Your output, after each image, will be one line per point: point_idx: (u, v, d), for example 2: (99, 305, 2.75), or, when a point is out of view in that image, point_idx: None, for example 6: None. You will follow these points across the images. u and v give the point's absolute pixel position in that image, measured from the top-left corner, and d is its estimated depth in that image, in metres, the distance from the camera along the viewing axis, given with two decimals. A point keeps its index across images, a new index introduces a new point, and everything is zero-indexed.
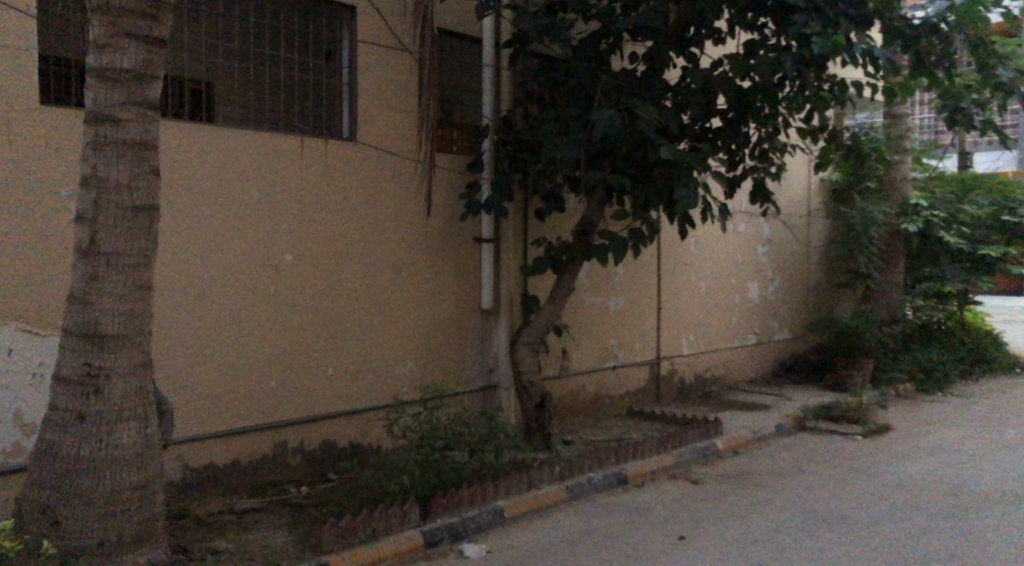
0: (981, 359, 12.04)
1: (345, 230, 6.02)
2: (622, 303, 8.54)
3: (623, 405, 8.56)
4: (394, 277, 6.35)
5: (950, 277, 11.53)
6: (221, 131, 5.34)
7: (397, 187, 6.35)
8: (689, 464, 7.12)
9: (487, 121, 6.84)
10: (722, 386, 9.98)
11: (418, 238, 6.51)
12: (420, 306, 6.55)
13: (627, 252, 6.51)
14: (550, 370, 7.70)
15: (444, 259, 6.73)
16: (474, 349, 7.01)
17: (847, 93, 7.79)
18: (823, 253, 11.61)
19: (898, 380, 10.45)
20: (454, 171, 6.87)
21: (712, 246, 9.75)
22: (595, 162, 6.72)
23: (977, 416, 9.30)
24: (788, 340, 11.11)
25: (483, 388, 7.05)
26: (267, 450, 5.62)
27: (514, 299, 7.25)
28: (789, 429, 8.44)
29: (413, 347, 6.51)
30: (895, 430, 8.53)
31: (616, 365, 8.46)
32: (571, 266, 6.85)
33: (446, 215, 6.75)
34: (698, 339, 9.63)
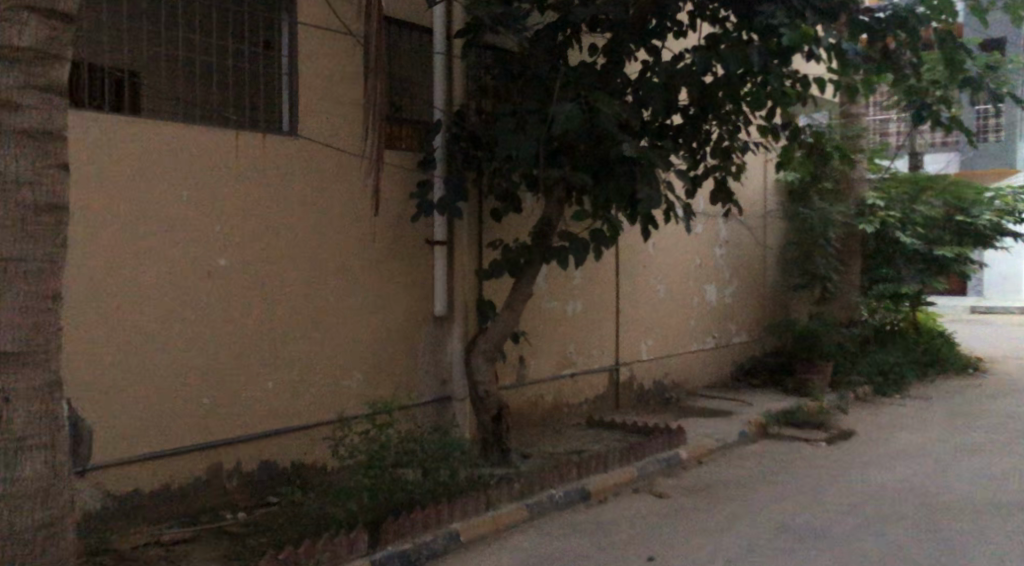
0: (935, 360, 12.01)
1: (286, 233, 5.57)
2: (581, 308, 8.21)
3: (582, 414, 8.22)
4: (340, 282, 5.92)
5: (906, 278, 11.46)
6: (145, 124, 4.85)
7: (342, 185, 5.91)
8: (653, 476, 6.80)
9: (439, 115, 6.45)
10: (681, 392, 9.71)
11: (364, 240, 6.08)
12: (368, 314, 6.12)
13: (587, 254, 6.17)
14: (507, 379, 7.32)
15: (394, 263, 6.32)
16: (426, 359, 6.59)
17: (810, 90, 7.58)
18: (780, 254, 11.43)
19: (857, 383, 10.30)
20: (404, 169, 6.45)
21: (670, 248, 9.49)
22: (553, 159, 6.37)
23: (938, 419, 9.18)
24: (746, 343, 10.90)
25: (436, 400, 6.65)
26: (201, 473, 5.14)
27: (469, 304, 6.89)
28: (752, 437, 8.19)
29: (361, 359, 6.08)
30: (857, 437, 8.33)
31: (574, 372, 8.12)
32: (528, 269, 6.48)
33: (395, 216, 6.32)
34: (657, 344, 9.35)
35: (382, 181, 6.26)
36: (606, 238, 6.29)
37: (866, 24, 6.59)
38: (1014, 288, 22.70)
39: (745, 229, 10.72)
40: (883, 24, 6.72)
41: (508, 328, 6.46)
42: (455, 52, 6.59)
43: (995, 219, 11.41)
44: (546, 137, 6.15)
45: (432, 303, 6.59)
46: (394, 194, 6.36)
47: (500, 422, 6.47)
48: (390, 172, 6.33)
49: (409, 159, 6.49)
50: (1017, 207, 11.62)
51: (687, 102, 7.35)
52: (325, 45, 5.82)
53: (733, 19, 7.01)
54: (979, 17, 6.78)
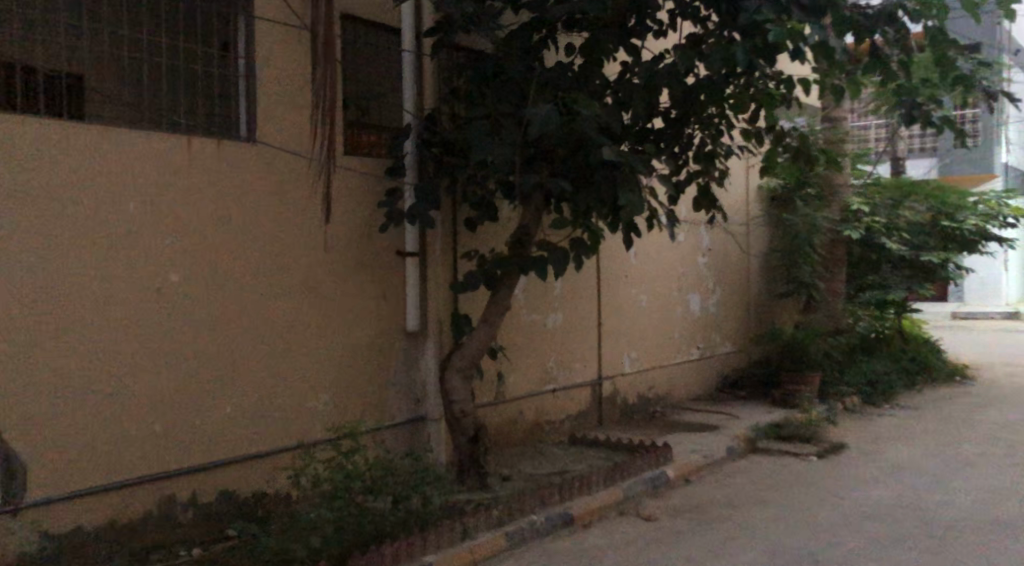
0: (923, 368, 11.77)
1: (244, 245, 5.21)
2: (561, 321, 7.87)
3: (564, 431, 7.87)
4: (303, 298, 5.56)
5: (892, 285, 11.22)
6: (87, 131, 4.49)
7: (304, 195, 5.57)
8: (639, 498, 6.46)
9: (408, 120, 6.12)
10: (666, 405, 9.39)
11: (329, 254, 5.73)
12: (335, 331, 5.77)
13: (567, 264, 5.84)
14: (485, 396, 6.97)
15: (362, 276, 5.97)
16: (398, 377, 6.23)
17: (795, 91, 7.32)
18: (764, 262, 11.17)
19: (845, 393, 10.03)
20: (372, 177, 6.10)
21: (652, 257, 9.19)
22: (529, 165, 6.05)
23: (930, 430, 8.92)
24: (731, 354, 10.60)
25: (410, 420, 6.28)
26: (152, 507, 4.76)
27: (443, 319, 6.54)
28: (740, 452, 7.87)
29: (327, 379, 5.72)
30: (848, 450, 8.04)
31: (556, 388, 7.78)
32: (505, 282, 6.14)
33: (363, 228, 5.98)
34: (640, 356, 9.02)
35: (348, 188, 5.92)
36: (586, 247, 5.97)
37: (855, 19, 6.32)
38: (993, 293, 22.64)
39: (727, 236, 10.45)
40: (871, 20, 6.46)
41: (485, 342, 6.13)
42: (425, 53, 6.27)
43: (980, 224, 11.22)
44: (522, 140, 5.83)
45: (404, 318, 6.24)
46: (363, 203, 6.01)
47: (477, 443, 6.12)
48: (357, 180, 5.99)
49: (377, 166, 6.15)
50: (1002, 211, 11.43)
51: (668, 105, 7.06)
52: (284, 45, 5.49)
53: (714, 18, 6.73)
54: (970, 11, 6.53)
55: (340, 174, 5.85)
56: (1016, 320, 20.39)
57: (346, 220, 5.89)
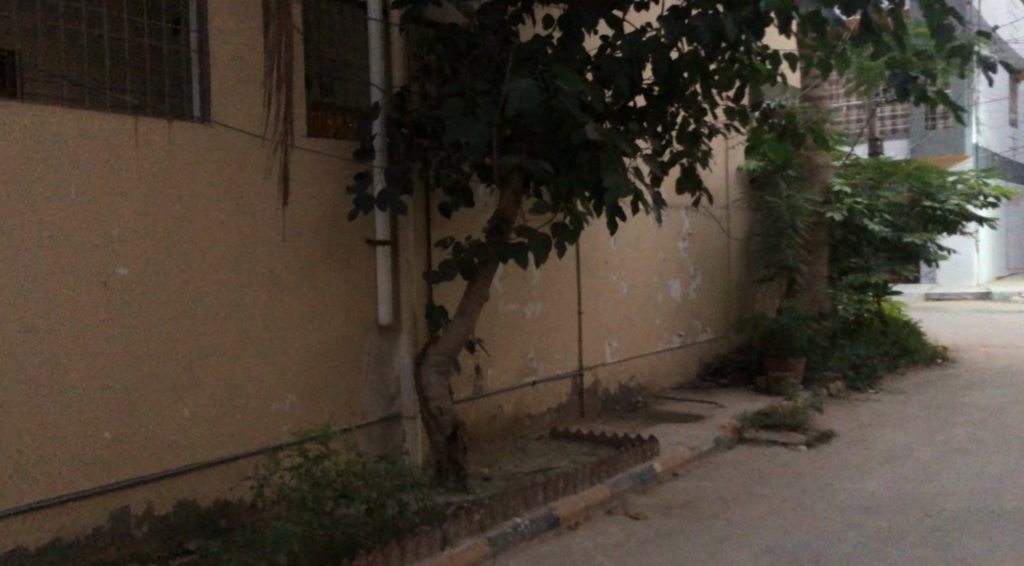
0: (904, 351, 11.60)
1: (200, 235, 4.81)
2: (540, 310, 7.54)
3: (545, 425, 7.55)
4: (268, 291, 5.18)
5: (875, 268, 11.03)
6: (21, 110, 4.06)
7: (265, 181, 5.18)
8: (627, 494, 6.15)
9: (377, 99, 5.74)
10: (648, 395, 9.11)
11: (294, 244, 5.35)
12: (302, 325, 5.40)
13: (549, 251, 5.50)
14: (463, 391, 6.63)
15: (330, 267, 5.60)
16: (371, 373, 5.88)
17: (781, 67, 7.02)
18: (744, 246, 10.91)
19: (829, 379, 9.82)
20: (339, 160, 5.71)
21: (633, 243, 8.88)
22: (507, 146, 5.71)
23: (918, 415, 8.72)
24: (712, 340, 10.34)
25: (384, 419, 5.94)
26: (104, 521, 4.39)
27: (418, 311, 6.19)
28: (728, 443, 7.60)
29: (295, 377, 5.35)
30: (837, 439, 7.79)
31: (536, 380, 7.45)
32: (483, 270, 5.79)
33: (329, 215, 5.60)
34: (621, 345, 8.72)
35: (313, 172, 5.52)
36: (568, 232, 5.63)
37: None
38: (965, 274, 22.67)
39: (707, 220, 10.16)
40: None
41: (463, 335, 5.79)
42: (393, 27, 5.89)
43: (962, 204, 11.05)
44: (499, 119, 5.48)
45: (376, 311, 5.88)
46: (330, 189, 5.63)
47: (456, 442, 5.79)
48: (324, 163, 5.60)
49: (345, 148, 5.76)
50: (983, 191, 11.27)
51: (650, 82, 6.74)
52: (241, 17, 5.07)
53: None
54: None
55: (305, 157, 5.46)
56: (988, 301, 20.42)
57: (312, 207, 5.50)
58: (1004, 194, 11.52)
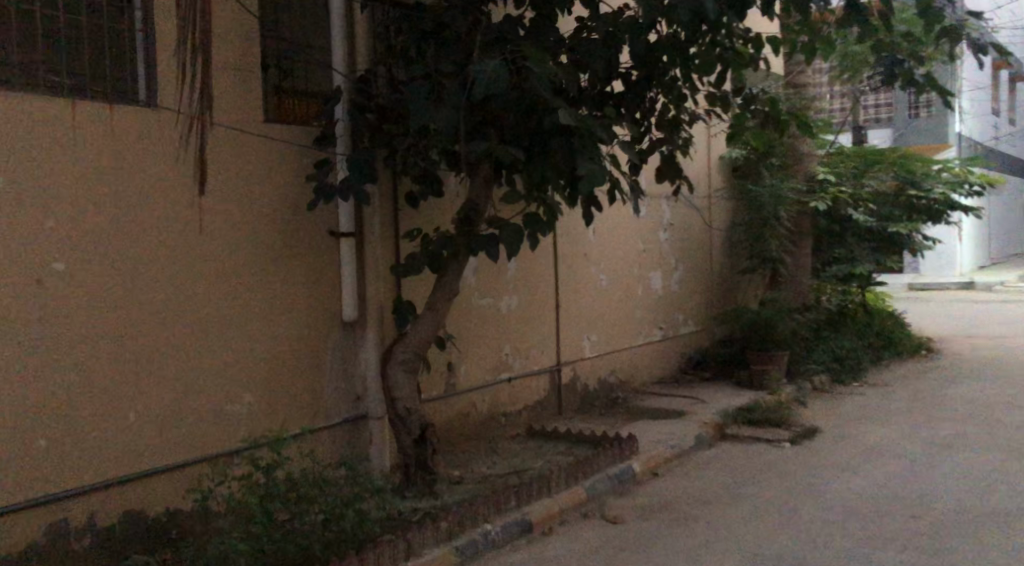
0: (889, 342, 11.42)
1: (144, 227, 4.52)
2: (516, 303, 7.27)
3: (521, 423, 7.29)
4: (220, 287, 4.90)
5: (859, 258, 10.83)
6: None
7: (215, 170, 4.89)
8: (604, 496, 5.90)
9: (339, 82, 5.45)
10: (628, 390, 8.86)
11: (248, 237, 5.07)
12: (258, 323, 5.12)
13: (521, 243, 5.19)
14: (434, 389, 6.35)
15: (289, 260, 5.32)
16: (334, 372, 5.61)
17: (764, 50, 6.76)
18: (727, 237, 10.68)
19: (814, 372, 9.60)
20: (299, 147, 5.41)
21: (612, 233, 8.62)
22: (476, 132, 5.43)
23: (904, 409, 8.51)
24: (694, 333, 10.11)
25: (349, 420, 5.67)
26: (42, 535, 4.09)
27: (385, 306, 5.91)
28: (709, 440, 7.36)
29: (251, 377, 5.07)
30: (822, 435, 7.57)
31: (511, 376, 7.19)
32: (452, 263, 5.51)
33: (288, 206, 5.31)
34: (600, 339, 8.46)
35: (271, 160, 5.23)
36: (542, 223, 5.34)
37: None
38: (949, 263, 22.57)
39: (689, 210, 9.92)
40: None
41: (431, 331, 5.51)
42: (357, 7, 5.60)
43: (947, 193, 10.86)
44: (467, 103, 5.20)
45: (340, 306, 5.61)
46: (289, 177, 5.33)
47: (426, 444, 5.51)
48: (282, 151, 5.30)
49: (304, 134, 5.47)
50: (969, 179, 11.08)
51: (628, 66, 6.48)
52: None
53: None
54: None
55: (262, 144, 5.17)
56: (972, 290, 20.32)
57: (269, 197, 5.21)
58: (990, 183, 11.34)
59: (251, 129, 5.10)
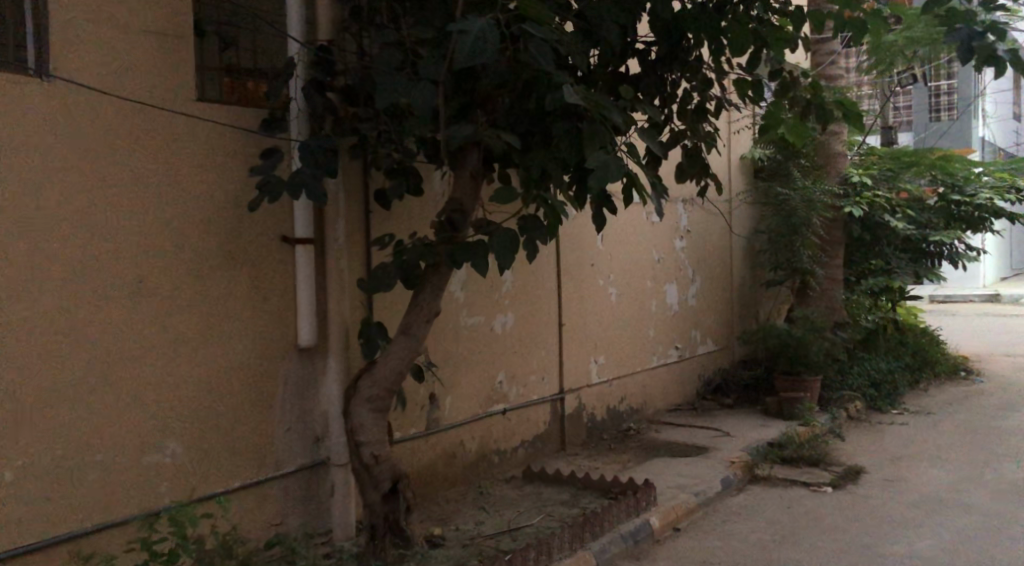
0: (925, 363, 10.35)
1: (31, 235, 3.57)
2: (512, 322, 6.23)
3: (517, 462, 6.26)
4: (134, 308, 3.94)
5: (898, 269, 9.75)
6: None
7: (130, 163, 3.93)
8: (617, 562, 4.85)
9: (294, 54, 4.47)
10: (640, 420, 7.81)
11: (173, 247, 4.09)
12: (187, 353, 4.15)
13: (516, 254, 4.13)
14: (411, 426, 5.33)
15: (229, 274, 4.34)
16: (286, 409, 4.61)
17: (807, 24, 5.71)
18: (748, 245, 9.66)
19: (847, 398, 8.55)
20: (244, 134, 4.41)
21: (623, 241, 7.60)
22: (461, 114, 4.42)
23: (957, 444, 7.43)
24: (713, 353, 9.05)
25: (304, 467, 4.68)
26: None
27: (351, 328, 4.90)
28: (739, 483, 6.30)
29: (176, 420, 4.10)
30: (868, 477, 6.52)
31: (506, 408, 6.16)
32: (430, 278, 4.49)
33: (227, 207, 4.32)
34: (609, 362, 7.42)
35: (206, 149, 4.25)
36: (543, 229, 4.26)
37: None
38: (971, 275, 21.52)
39: (707, 216, 8.90)
40: None
41: (406, 361, 4.46)
42: None
43: (993, 198, 9.78)
44: (448, 77, 4.19)
45: (294, 328, 4.61)
46: (231, 171, 4.35)
47: (398, 501, 4.46)
48: (221, 139, 4.31)
49: (251, 118, 4.46)
50: (1015, 183, 10.03)
51: (647, 41, 5.45)
52: None
53: None
54: None
55: (194, 129, 4.19)
56: (997, 303, 19.28)
57: (203, 195, 4.23)
58: None
59: (181, 110, 4.13)
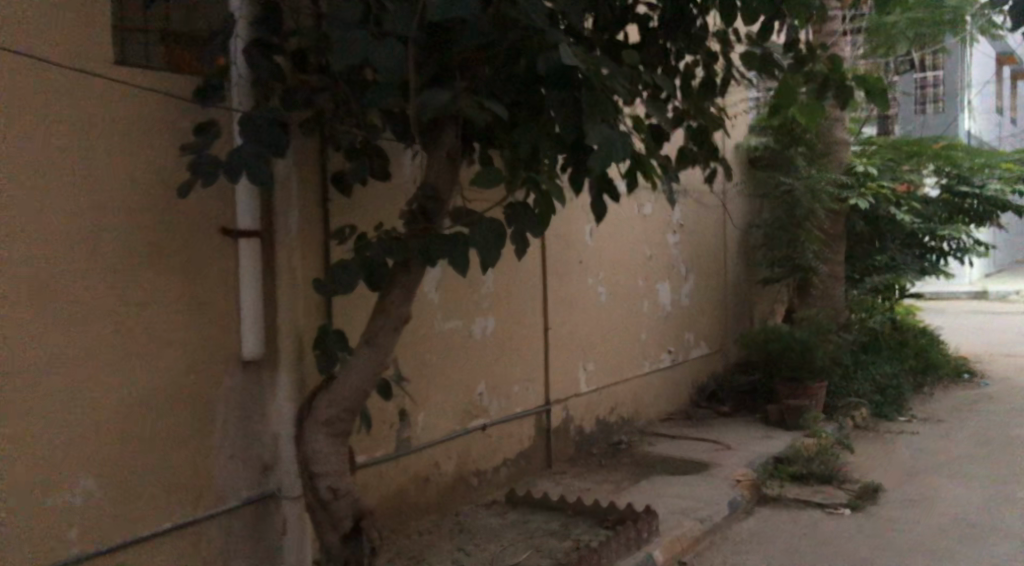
0: (928, 366, 9.77)
1: None
2: (494, 326, 5.53)
3: (500, 483, 5.56)
4: (36, 313, 3.20)
5: (902, 266, 9.14)
6: None
7: (30, 137, 3.19)
8: None
9: (236, 11, 3.76)
10: (633, 431, 7.14)
11: (86, 241, 3.36)
12: (105, 370, 3.42)
13: (503, 248, 3.42)
14: (378, 449, 4.61)
15: (157, 273, 3.60)
16: (230, 433, 3.89)
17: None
18: (744, 240, 9.03)
19: (853, 405, 7.93)
20: (175, 105, 3.68)
21: (614, 236, 6.93)
22: (437, 82, 3.70)
23: (977, 456, 6.82)
24: (707, 356, 8.40)
25: (251, 501, 3.96)
26: None
27: (307, 337, 4.17)
28: (747, 505, 5.64)
29: (92, 450, 3.38)
30: (888, 497, 5.88)
31: (487, 423, 5.46)
32: (401, 277, 3.77)
33: (153, 192, 3.59)
34: (599, 369, 6.74)
35: (128, 122, 3.52)
36: (535, 219, 3.55)
37: None
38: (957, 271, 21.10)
39: (702, 209, 8.25)
40: None
41: (371, 377, 3.73)
42: None
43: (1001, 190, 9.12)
44: (420, 36, 3.49)
45: (238, 338, 3.89)
46: (158, 149, 3.62)
47: (361, 544, 3.74)
48: (145, 110, 3.58)
49: (185, 87, 3.73)
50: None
51: (651, 5, 4.77)
52: None
53: None
54: None
55: (112, 97, 3.46)
56: (984, 300, 18.84)
57: (124, 177, 3.50)
58: None
59: (96, 74, 3.40)
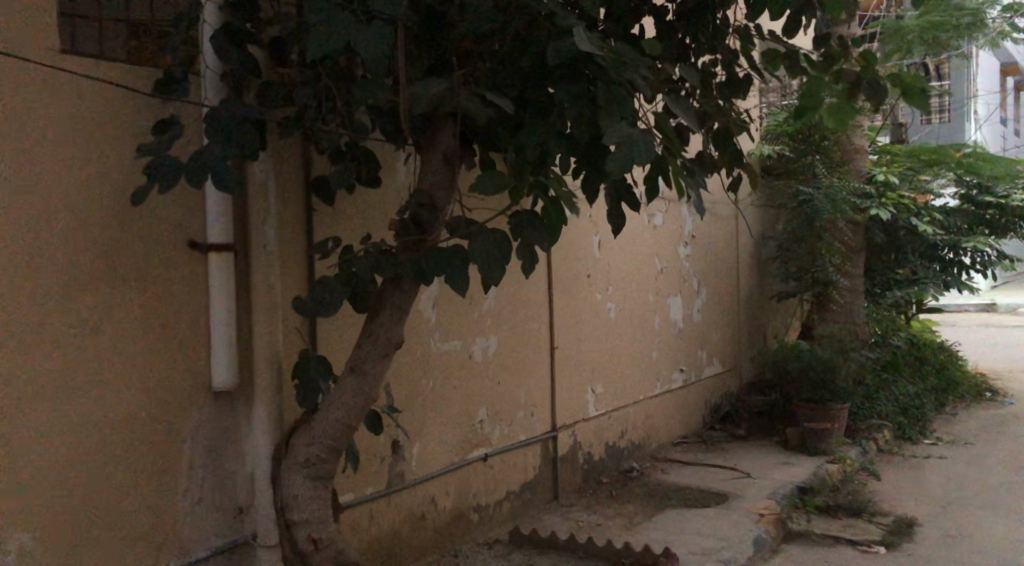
0: (950, 384, 9.30)
1: None
2: (495, 347, 5.07)
3: (502, 518, 5.09)
4: None
5: (923, 280, 8.69)
6: None
7: None
8: None
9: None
10: (644, 457, 6.67)
11: (27, 258, 2.91)
12: (50, 405, 2.96)
13: (507, 263, 2.96)
14: (367, 486, 4.14)
15: (112, 294, 3.15)
16: (198, 474, 3.42)
17: None
18: (757, 252, 8.59)
19: (876, 427, 7.46)
20: (135, 100, 3.24)
21: (623, 249, 6.48)
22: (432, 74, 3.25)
23: (1014, 485, 6.35)
24: (720, 375, 7.94)
25: (223, 551, 3.49)
26: None
27: (286, 364, 3.71)
28: (772, 543, 5.17)
29: (33, 499, 2.91)
30: (924, 532, 5.41)
31: (488, 453, 4.99)
32: (390, 296, 3.31)
33: (108, 199, 3.15)
34: (608, 392, 6.28)
35: (79, 119, 3.08)
36: (544, 231, 3.09)
37: None
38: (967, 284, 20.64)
39: (715, 219, 7.81)
40: None
41: (357, 411, 3.26)
42: None
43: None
44: (413, 19, 3.04)
45: (208, 365, 3.43)
46: (116, 153, 3.17)
47: None
48: (100, 107, 3.14)
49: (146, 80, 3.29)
50: None
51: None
52: None
53: None
54: None
55: (60, 90, 3.02)
56: (995, 313, 18.38)
57: (74, 182, 3.05)
58: None
59: (41, 63, 2.96)
